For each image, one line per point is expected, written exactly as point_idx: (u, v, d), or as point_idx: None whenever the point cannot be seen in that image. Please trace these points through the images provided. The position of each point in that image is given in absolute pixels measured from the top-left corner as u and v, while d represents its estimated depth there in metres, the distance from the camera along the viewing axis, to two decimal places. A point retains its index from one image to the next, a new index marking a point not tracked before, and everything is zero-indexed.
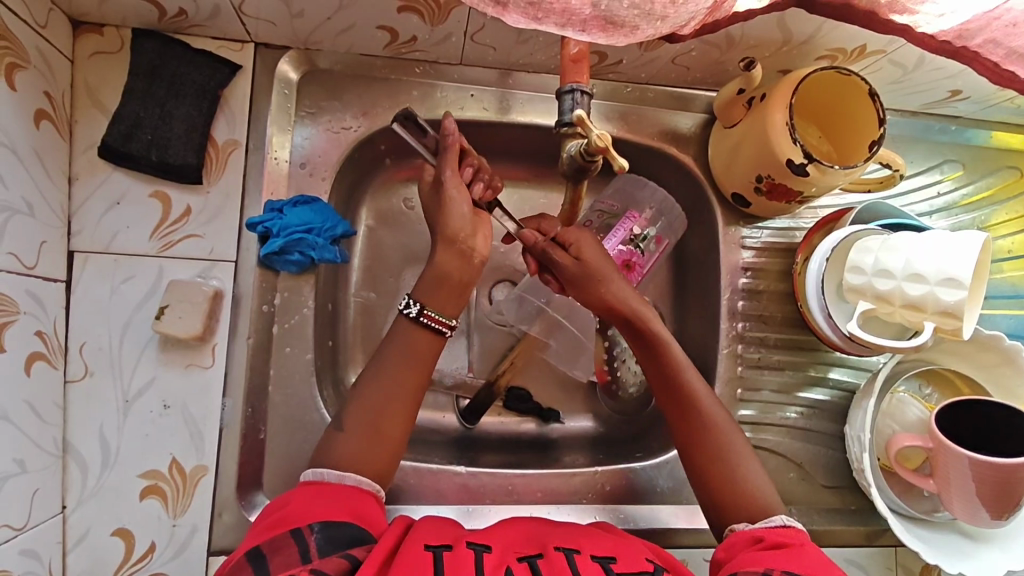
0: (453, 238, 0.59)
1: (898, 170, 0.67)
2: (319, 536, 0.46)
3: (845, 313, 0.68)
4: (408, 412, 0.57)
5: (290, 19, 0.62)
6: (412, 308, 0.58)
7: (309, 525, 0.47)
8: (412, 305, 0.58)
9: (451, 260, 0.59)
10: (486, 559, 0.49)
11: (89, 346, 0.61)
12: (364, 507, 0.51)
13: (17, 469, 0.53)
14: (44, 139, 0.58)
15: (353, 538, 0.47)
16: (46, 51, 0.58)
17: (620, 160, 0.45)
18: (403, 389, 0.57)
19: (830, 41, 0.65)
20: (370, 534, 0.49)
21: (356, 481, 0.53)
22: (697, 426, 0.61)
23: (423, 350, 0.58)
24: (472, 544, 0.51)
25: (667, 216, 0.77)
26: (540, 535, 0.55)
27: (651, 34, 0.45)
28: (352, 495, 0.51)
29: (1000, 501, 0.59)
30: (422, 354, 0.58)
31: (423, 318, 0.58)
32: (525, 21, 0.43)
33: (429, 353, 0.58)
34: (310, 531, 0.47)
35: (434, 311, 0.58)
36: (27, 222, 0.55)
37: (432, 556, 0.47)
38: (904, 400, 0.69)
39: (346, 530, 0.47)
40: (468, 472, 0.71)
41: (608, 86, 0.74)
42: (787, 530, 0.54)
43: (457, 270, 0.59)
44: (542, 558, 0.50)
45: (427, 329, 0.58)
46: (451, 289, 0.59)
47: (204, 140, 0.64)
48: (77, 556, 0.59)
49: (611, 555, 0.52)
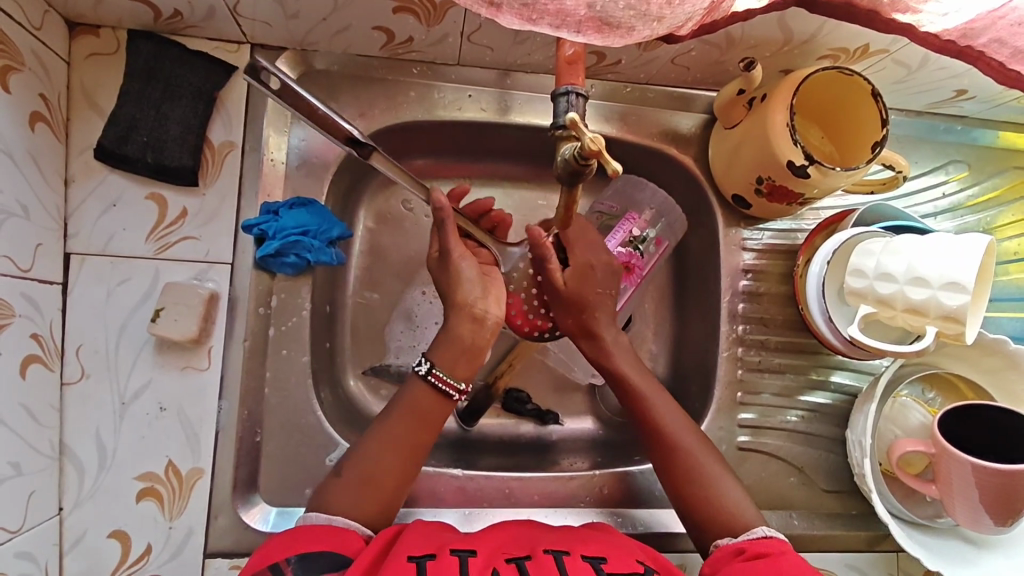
0: (465, 304, 0.60)
1: (901, 171, 0.66)
2: (296, 570, 0.47)
3: (845, 316, 0.67)
4: (400, 465, 0.57)
5: (286, 19, 0.61)
6: (423, 365, 0.59)
7: (286, 560, 0.48)
8: (423, 362, 0.59)
9: (464, 325, 0.60)
10: (472, 563, 0.49)
11: (86, 348, 0.61)
12: (343, 535, 0.51)
13: (13, 472, 0.53)
14: (40, 141, 0.57)
15: (330, 565, 0.48)
16: (41, 53, 0.58)
17: (275, 99, 0.48)
18: (400, 444, 0.57)
19: (832, 41, 0.64)
20: (346, 554, 0.49)
21: (345, 523, 0.52)
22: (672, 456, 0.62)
23: (430, 410, 0.58)
24: (456, 551, 0.50)
25: (667, 217, 0.76)
26: (530, 539, 0.55)
27: (647, 35, 0.45)
28: (335, 530, 0.51)
29: (1002, 508, 0.58)
30: (425, 415, 0.58)
31: (430, 377, 0.58)
32: (519, 22, 0.43)
33: (433, 415, 0.59)
34: (288, 565, 0.48)
35: (441, 371, 0.59)
36: (22, 225, 0.55)
37: (415, 567, 0.47)
38: (907, 404, 0.69)
39: (324, 560, 0.48)
40: (465, 475, 0.70)
41: (607, 86, 0.74)
42: (768, 541, 0.55)
43: (469, 334, 0.60)
44: (530, 560, 0.51)
45: (433, 388, 0.58)
46: (463, 353, 0.60)
47: (200, 142, 0.64)
48: (74, 558, 0.59)
49: (603, 556, 0.53)
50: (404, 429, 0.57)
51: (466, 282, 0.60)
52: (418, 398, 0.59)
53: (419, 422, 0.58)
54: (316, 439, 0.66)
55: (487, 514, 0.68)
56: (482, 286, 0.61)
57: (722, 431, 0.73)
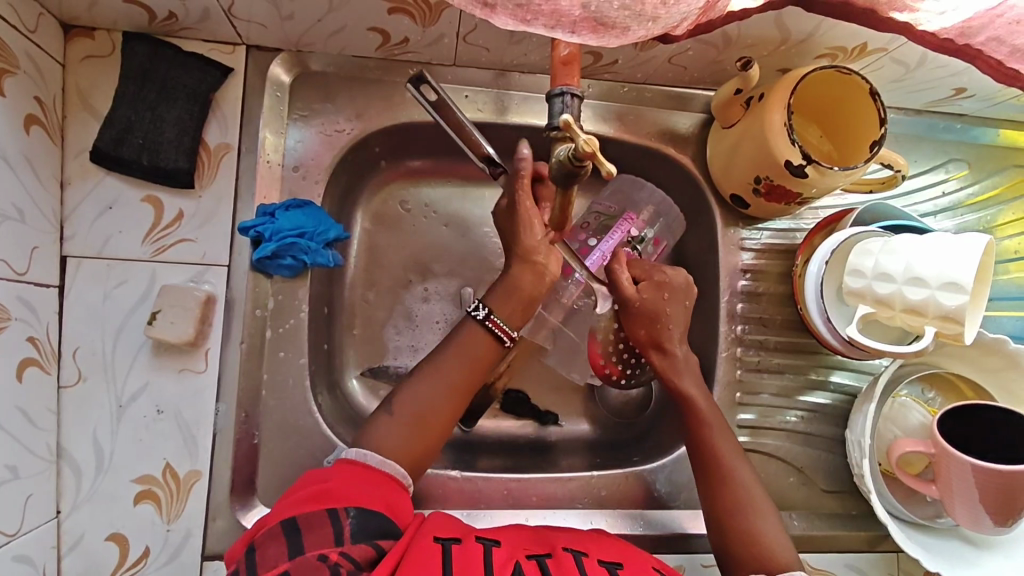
0: (530, 255, 0.60)
1: (900, 170, 0.66)
2: (353, 522, 0.47)
3: (844, 317, 0.67)
4: (447, 403, 0.58)
5: (281, 21, 0.61)
6: (480, 311, 0.60)
7: (344, 508, 0.47)
8: (481, 308, 0.60)
9: (528, 275, 0.60)
10: (495, 553, 0.49)
11: (83, 351, 0.61)
12: (395, 500, 0.51)
13: (10, 475, 0.53)
14: (35, 144, 0.57)
15: (382, 529, 0.48)
16: (35, 56, 0.58)
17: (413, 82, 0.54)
18: (450, 382, 0.58)
19: (830, 39, 0.64)
20: (395, 522, 0.50)
21: (394, 468, 0.53)
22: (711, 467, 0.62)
23: (480, 352, 0.60)
24: (480, 539, 0.51)
25: (665, 217, 0.77)
26: (548, 537, 0.55)
27: (642, 36, 0.44)
28: (390, 491, 0.51)
29: (1002, 508, 0.58)
30: (476, 359, 0.59)
31: (488, 322, 0.60)
32: (513, 23, 0.42)
33: (481, 359, 0.60)
34: (346, 515, 0.47)
35: (500, 319, 0.60)
36: (18, 228, 0.55)
37: (441, 549, 0.48)
38: (906, 404, 0.68)
39: (376, 521, 0.48)
40: (464, 476, 0.70)
41: (604, 86, 0.73)
42: None
43: (530, 285, 0.60)
44: (550, 558, 0.50)
45: (489, 333, 0.60)
46: (523, 303, 0.61)
47: (195, 144, 0.64)
48: (72, 560, 0.59)
49: (618, 562, 0.52)
50: (454, 368, 0.58)
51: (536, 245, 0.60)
52: (473, 339, 0.60)
53: (472, 364, 0.59)
54: (314, 441, 0.66)
55: (486, 516, 0.67)
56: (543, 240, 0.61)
57: None
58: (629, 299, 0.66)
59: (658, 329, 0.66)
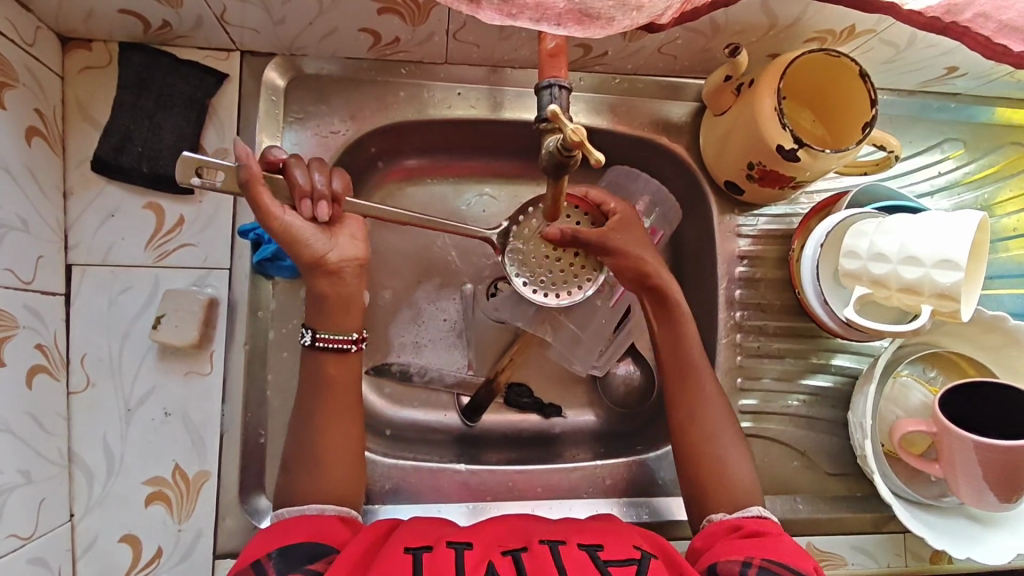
0: (320, 263, 0.57)
1: (893, 152, 0.66)
2: (277, 562, 0.48)
3: (841, 299, 0.68)
4: (342, 438, 0.58)
5: (273, 26, 0.62)
6: (306, 336, 0.59)
7: (268, 556, 0.49)
8: (306, 333, 0.59)
9: (334, 284, 0.58)
10: (466, 558, 0.49)
11: (91, 357, 0.62)
12: (325, 528, 0.52)
13: (23, 480, 0.54)
14: (37, 155, 0.59)
15: (312, 553, 0.49)
16: (35, 70, 0.59)
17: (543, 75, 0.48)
18: (330, 420, 0.58)
19: (818, 23, 0.64)
20: (330, 544, 0.51)
21: (319, 509, 0.55)
22: (687, 425, 0.64)
23: (341, 374, 0.59)
24: (452, 544, 0.51)
25: (662, 207, 0.77)
26: (527, 531, 0.56)
27: (628, 25, 0.45)
28: (321, 522, 0.53)
29: (1006, 484, 0.58)
30: (335, 382, 0.59)
31: (319, 342, 0.58)
32: (500, 18, 0.43)
33: (344, 378, 0.59)
34: (270, 560, 0.49)
35: (328, 332, 0.59)
36: (22, 238, 0.56)
37: (412, 559, 0.48)
38: (907, 384, 0.68)
39: (301, 551, 0.49)
40: (469, 470, 0.72)
41: (595, 78, 0.74)
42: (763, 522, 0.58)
43: (342, 289, 0.59)
44: (526, 552, 0.51)
45: (330, 350, 0.59)
46: (347, 305, 0.59)
47: (193, 150, 0.65)
48: (86, 562, 0.60)
49: (598, 543, 0.53)
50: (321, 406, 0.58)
51: (308, 238, 0.55)
52: (316, 367, 0.59)
53: (334, 390, 0.59)
54: None
55: (495, 507, 0.69)
56: (327, 233, 0.57)
57: None
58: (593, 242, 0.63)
59: (630, 264, 0.65)
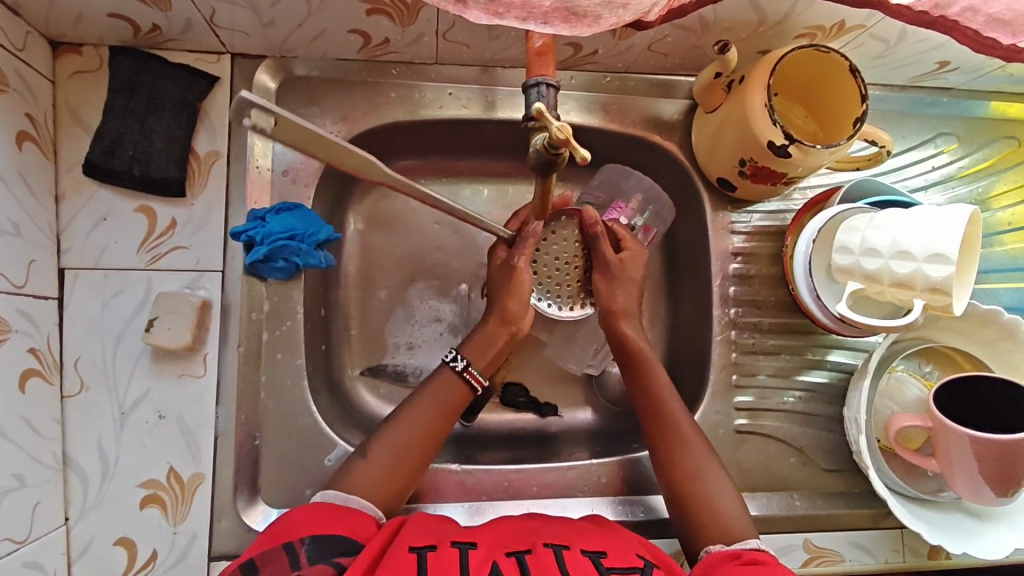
0: (511, 320, 0.67)
1: (885, 147, 0.65)
2: (308, 549, 0.49)
3: (834, 294, 0.67)
4: (420, 451, 0.61)
5: (262, 28, 0.62)
6: (459, 362, 0.65)
7: (300, 539, 0.50)
8: (459, 359, 0.66)
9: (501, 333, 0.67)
10: (472, 556, 0.50)
11: (84, 360, 0.62)
12: (354, 521, 0.53)
13: (17, 484, 0.54)
14: (28, 159, 0.59)
15: (344, 547, 0.50)
16: (25, 74, 0.59)
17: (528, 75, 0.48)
18: (422, 430, 0.62)
19: (807, 19, 0.64)
20: (357, 539, 0.51)
21: (360, 505, 0.56)
22: (674, 461, 0.64)
23: (453, 398, 0.64)
24: (457, 544, 0.51)
25: (654, 204, 0.77)
26: (532, 532, 0.56)
27: (614, 23, 0.45)
28: (348, 516, 0.53)
29: (1001, 477, 0.58)
30: (450, 406, 0.64)
31: (466, 373, 0.65)
32: (486, 16, 0.43)
33: (457, 405, 0.64)
34: (301, 544, 0.49)
35: (477, 370, 0.66)
36: (14, 242, 0.56)
37: (417, 557, 0.48)
38: (902, 379, 0.68)
39: (335, 540, 0.50)
40: (463, 469, 0.71)
41: (586, 77, 0.74)
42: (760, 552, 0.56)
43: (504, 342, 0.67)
44: (530, 554, 0.51)
45: (466, 383, 0.65)
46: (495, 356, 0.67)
47: (185, 153, 0.65)
48: (81, 566, 0.60)
49: (603, 551, 0.53)
50: (421, 418, 0.63)
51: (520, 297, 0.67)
52: (446, 387, 0.65)
53: (442, 410, 0.63)
54: (312, 440, 0.67)
55: (491, 507, 0.69)
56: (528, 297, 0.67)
57: (718, 415, 0.74)
58: (610, 266, 0.68)
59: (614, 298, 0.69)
